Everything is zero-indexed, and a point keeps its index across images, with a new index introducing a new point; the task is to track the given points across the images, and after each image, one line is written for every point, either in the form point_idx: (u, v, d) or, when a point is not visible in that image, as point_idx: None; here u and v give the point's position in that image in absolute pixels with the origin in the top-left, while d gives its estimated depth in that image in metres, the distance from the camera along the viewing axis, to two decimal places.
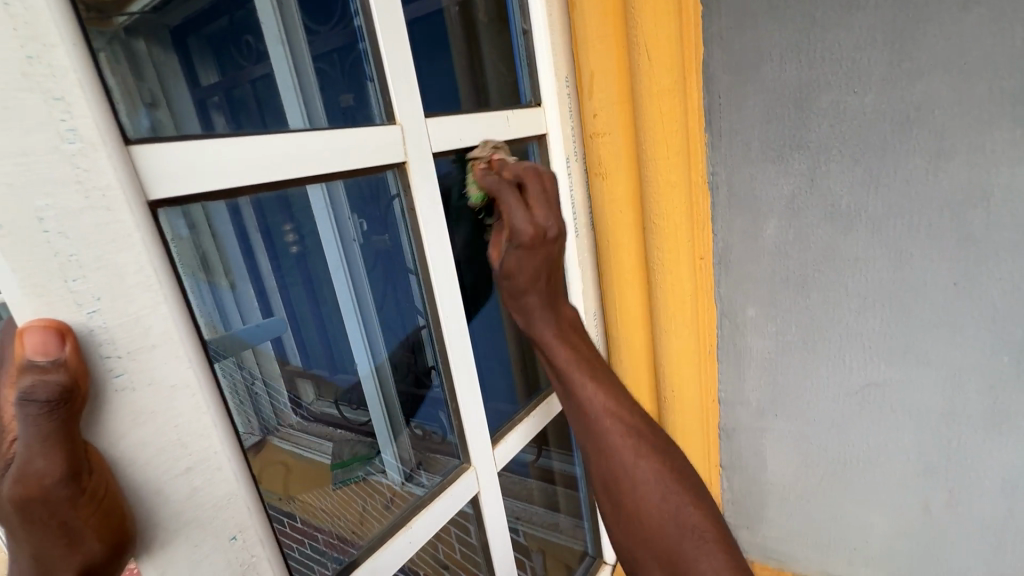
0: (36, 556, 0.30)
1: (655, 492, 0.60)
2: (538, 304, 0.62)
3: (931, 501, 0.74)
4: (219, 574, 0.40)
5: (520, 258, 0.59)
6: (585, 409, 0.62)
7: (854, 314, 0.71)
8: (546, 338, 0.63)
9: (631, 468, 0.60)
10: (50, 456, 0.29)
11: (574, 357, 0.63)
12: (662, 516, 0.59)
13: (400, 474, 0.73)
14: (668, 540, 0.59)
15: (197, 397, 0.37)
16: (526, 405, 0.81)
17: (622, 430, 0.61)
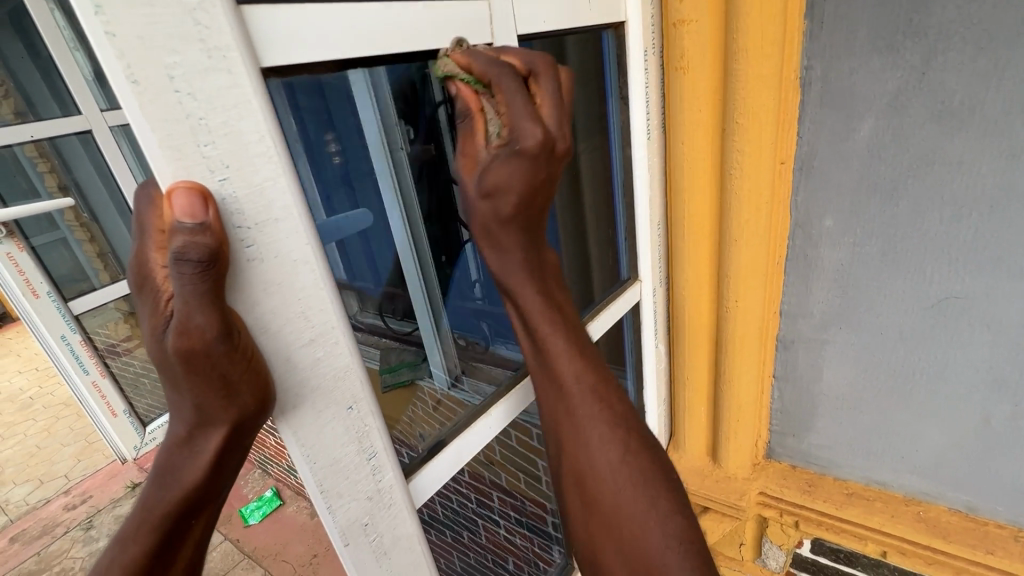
0: (199, 401, 0.33)
1: (638, 492, 0.49)
2: (516, 246, 0.52)
3: (993, 414, 0.75)
4: (339, 437, 0.43)
5: (508, 163, 0.46)
6: (569, 391, 0.53)
7: (944, 225, 0.68)
8: (518, 287, 0.53)
9: (602, 450, 0.51)
10: (207, 312, 0.30)
11: (557, 322, 0.54)
12: (642, 518, 0.48)
13: (445, 381, 0.73)
14: (644, 551, 0.47)
15: (315, 273, 0.39)
16: (591, 311, 0.82)
17: (609, 420, 0.52)
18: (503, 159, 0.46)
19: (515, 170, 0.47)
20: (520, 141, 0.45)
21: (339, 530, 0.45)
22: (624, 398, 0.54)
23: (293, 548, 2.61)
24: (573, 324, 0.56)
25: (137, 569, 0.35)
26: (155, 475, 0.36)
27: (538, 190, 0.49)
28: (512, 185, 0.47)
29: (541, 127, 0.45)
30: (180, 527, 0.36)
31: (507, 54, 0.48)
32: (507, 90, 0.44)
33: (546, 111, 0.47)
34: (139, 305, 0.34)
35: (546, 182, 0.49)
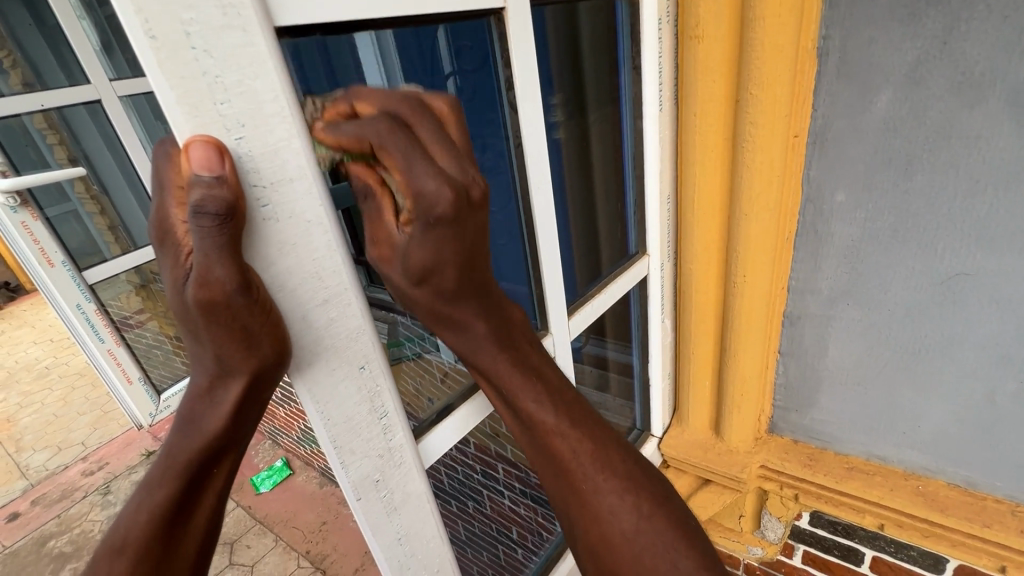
0: (220, 353, 0.35)
1: (662, 558, 0.45)
2: (475, 316, 0.46)
3: (997, 391, 0.75)
4: (352, 396, 0.44)
5: (422, 242, 0.39)
6: (565, 463, 0.49)
7: (958, 200, 0.67)
8: (484, 359, 0.49)
9: (618, 520, 0.47)
10: (227, 265, 0.31)
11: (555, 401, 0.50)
12: None
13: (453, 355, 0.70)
14: None
15: (328, 234, 0.39)
16: (595, 285, 0.84)
17: (619, 489, 0.48)
18: (421, 238, 0.39)
19: (441, 248, 0.40)
20: (427, 209, 0.37)
21: (352, 485, 0.47)
22: (627, 455, 0.51)
23: (303, 516, 2.68)
24: (555, 388, 0.51)
25: (163, 511, 0.37)
26: (178, 424, 0.38)
27: (471, 253, 0.42)
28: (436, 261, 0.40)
29: (447, 182, 0.37)
30: (202, 474, 0.38)
31: (360, 103, 0.38)
32: (400, 156, 0.36)
33: (442, 159, 0.38)
34: (160, 260, 0.35)
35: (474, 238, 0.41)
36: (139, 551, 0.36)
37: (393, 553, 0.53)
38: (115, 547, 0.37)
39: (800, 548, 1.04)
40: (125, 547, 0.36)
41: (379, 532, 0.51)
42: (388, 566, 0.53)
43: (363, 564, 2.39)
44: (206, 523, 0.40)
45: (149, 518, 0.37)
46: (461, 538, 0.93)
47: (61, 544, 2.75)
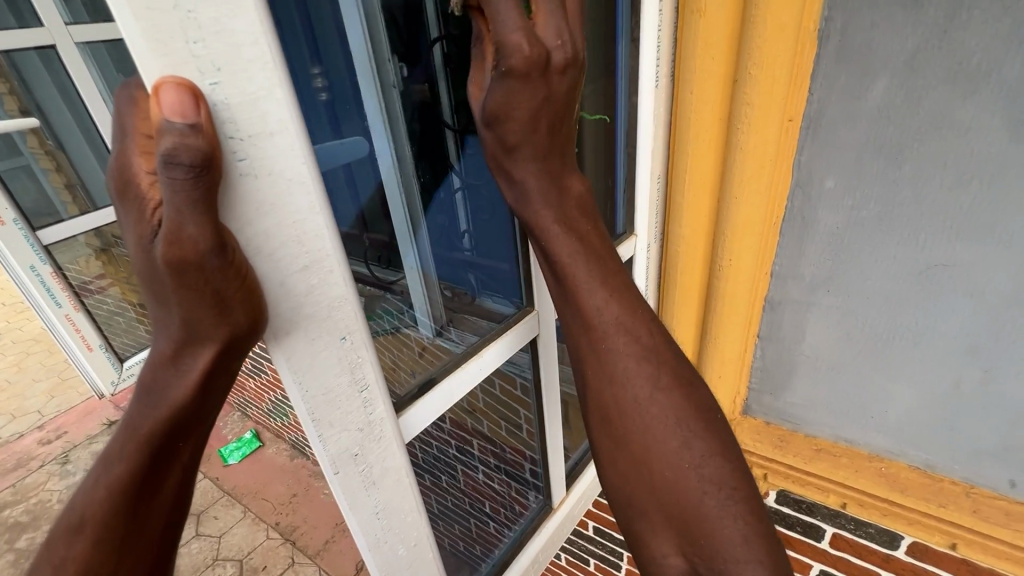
0: (187, 317, 0.32)
1: (672, 430, 0.46)
2: (534, 169, 0.48)
3: (963, 379, 0.77)
4: (332, 367, 0.42)
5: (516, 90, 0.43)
6: (592, 322, 0.48)
7: (944, 190, 0.68)
8: (536, 211, 0.49)
9: (639, 390, 0.47)
10: (200, 222, 0.29)
11: (597, 266, 0.49)
12: (677, 458, 0.45)
13: (431, 329, 0.72)
14: (680, 491, 0.44)
15: (312, 196, 0.36)
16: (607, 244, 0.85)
17: (636, 353, 0.48)
18: (496, 87, 0.43)
19: (521, 93, 0.43)
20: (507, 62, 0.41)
21: (330, 459, 0.45)
22: (655, 328, 0.49)
23: (273, 488, 2.66)
24: (600, 255, 0.50)
25: (124, 488, 0.34)
26: (142, 393, 0.35)
27: (558, 111, 0.46)
28: (518, 114, 0.45)
29: (527, 36, 0.40)
30: (168, 447, 0.35)
31: None
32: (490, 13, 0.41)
33: (543, 31, 0.43)
34: (121, 214, 0.31)
35: (547, 105, 0.45)
36: (101, 530, 0.34)
37: (369, 527, 0.51)
38: (73, 526, 0.34)
39: None
40: (82, 526, 0.34)
41: (356, 507, 0.49)
42: (364, 540, 0.52)
43: (333, 535, 2.39)
44: (171, 499, 0.38)
45: (106, 495, 0.34)
46: (443, 514, 0.93)
47: (18, 514, 2.67)
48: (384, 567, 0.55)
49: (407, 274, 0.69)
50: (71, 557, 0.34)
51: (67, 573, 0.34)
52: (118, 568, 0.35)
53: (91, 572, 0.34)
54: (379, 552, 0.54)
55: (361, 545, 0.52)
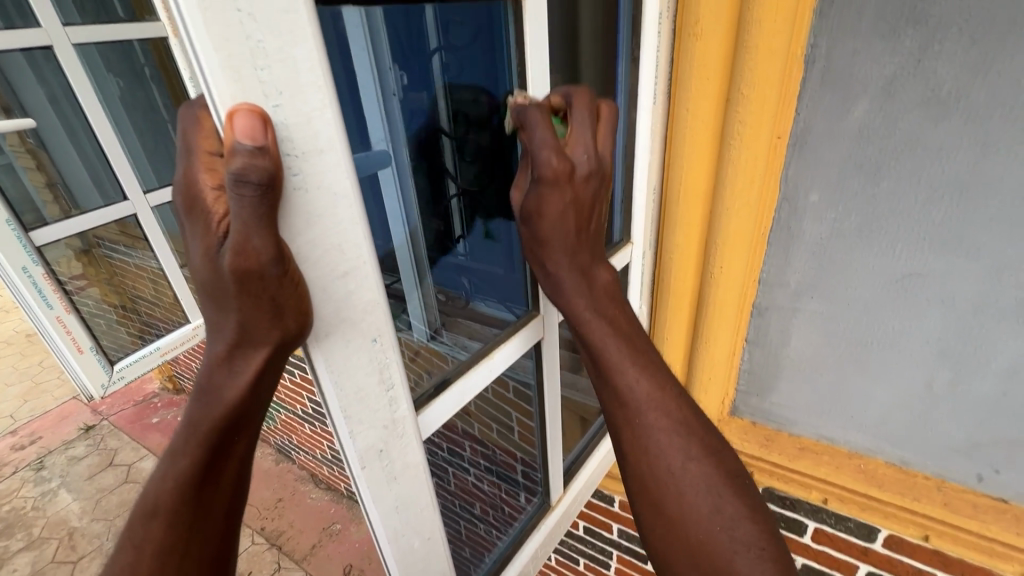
0: (244, 320, 0.35)
1: (710, 526, 0.53)
2: (568, 287, 0.61)
3: (935, 380, 0.83)
4: (363, 367, 0.45)
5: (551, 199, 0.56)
6: (627, 399, 0.58)
7: (918, 205, 0.74)
8: (570, 296, 0.60)
9: (678, 469, 0.55)
10: (264, 235, 0.31)
11: (635, 354, 0.59)
12: (707, 513, 0.53)
13: (425, 331, 0.73)
14: (713, 546, 0.52)
15: (353, 207, 0.39)
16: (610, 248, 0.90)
17: (669, 427, 0.56)
18: (536, 193, 0.56)
19: (550, 197, 0.56)
20: (539, 169, 0.55)
21: (358, 454, 0.48)
22: (681, 401, 0.58)
23: (258, 493, 2.64)
24: (631, 340, 0.60)
25: (189, 478, 0.39)
26: (199, 395, 0.39)
27: (582, 225, 0.60)
28: (547, 208, 0.57)
29: (555, 154, 0.54)
30: (224, 442, 0.39)
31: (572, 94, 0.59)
32: (530, 123, 0.55)
33: (575, 151, 0.57)
34: (186, 226, 0.34)
35: (587, 198, 0.58)
36: (168, 515, 0.39)
37: (389, 520, 0.54)
38: (146, 512, 0.39)
39: None
40: (154, 513, 0.39)
41: (378, 500, 0.52)
42: (385, 532, 0.54)
43: (321, 540, 2.38)
44: (233, 488, 0.42)
45: (175, 484, 0.39)
46: (453, 512, 0.96)
47: None
48: (402, 558, 0.58)
49: (403, 277, 0.70)
50: (148, 538, 0.39)
51: (145, 551, 0.39)
52: (189, 547, 0.40)
53: (165, 551, 0.39)
54: (397, 544, 0.56)
55: (381, 536, 0.54)
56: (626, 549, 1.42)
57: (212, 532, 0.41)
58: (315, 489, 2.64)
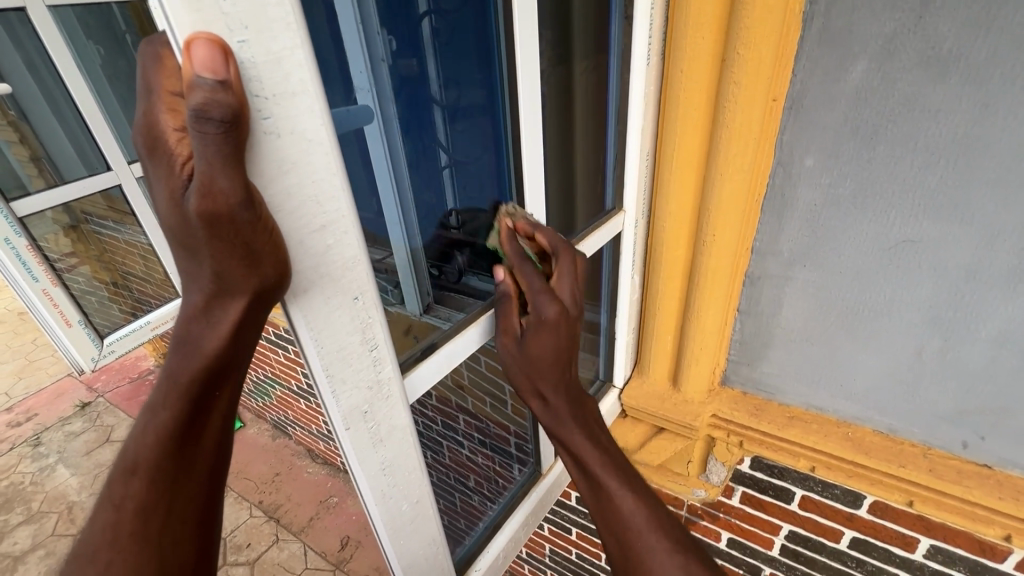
0: (218, 270, 0.34)
1: (649, 535, 0.59)
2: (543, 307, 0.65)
3: (924, 348, 0.83)
4: (345, 325, 0.44)
5: (543, 336, 0.65)
6: (556, 406, 0.67)
7: (913, 170, 0.72)
8: (534, 305, 0.66)
9: (601, 473, 0.63)
10: (232, 177, 0.30)
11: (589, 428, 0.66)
12: (625, 513, 0.61)
13: (419, 307, 0.70)
14: (619, 525, 0.61)
15: (328, 156, 0.38)
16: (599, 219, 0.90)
17: (597, 456, 0.64)
18: (535, 336, 0.64)
19: (547, 339, 0.65)
20: (542, 315, 0.64)
21: (342, 414, 0.47)
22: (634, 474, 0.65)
23: (256, 467, 2.66)
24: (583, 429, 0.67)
25: (170, 433, 0.39)
26: (177, 348, 0.38)
27: (563, 349, 0.67)
28: (543, 350, 0.65)
29: (557, 311, 0.64)
30: (205, 396, 0.40)
31: (539, 234, 0.70)
32: (516, 262, 0.67)
33: (562, 291, 0.67)
34: (149, 171, 0.32)
35: (564, 345, 0.67)
36: (151, 470, 0.39)
37: (376, 481, 0.54)
38: (127, 468, 0.39)
39: (739, 489, 1.15)
40: (136, 468, 0.39)
41: (365, 461, 0.52)
42: (371, 493, 0.54)
43: (318, 512, 2.42)
44: (213, 443, 0.43)
45: (155, 440, 0.39)
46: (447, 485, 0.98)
47: None
48: (390, 521, 0.58)
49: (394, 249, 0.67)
50: (129, 495, 0.39)
51: (127, 508, 0.39)
52: (172, 503, 0.40)
53: (146, 509, 0.39)
54: (384, 505, 0.56)
55: (368, 497, 0.54)
56: None
57: (194, 490, 0.42)
58: (312, 463, 2.67)
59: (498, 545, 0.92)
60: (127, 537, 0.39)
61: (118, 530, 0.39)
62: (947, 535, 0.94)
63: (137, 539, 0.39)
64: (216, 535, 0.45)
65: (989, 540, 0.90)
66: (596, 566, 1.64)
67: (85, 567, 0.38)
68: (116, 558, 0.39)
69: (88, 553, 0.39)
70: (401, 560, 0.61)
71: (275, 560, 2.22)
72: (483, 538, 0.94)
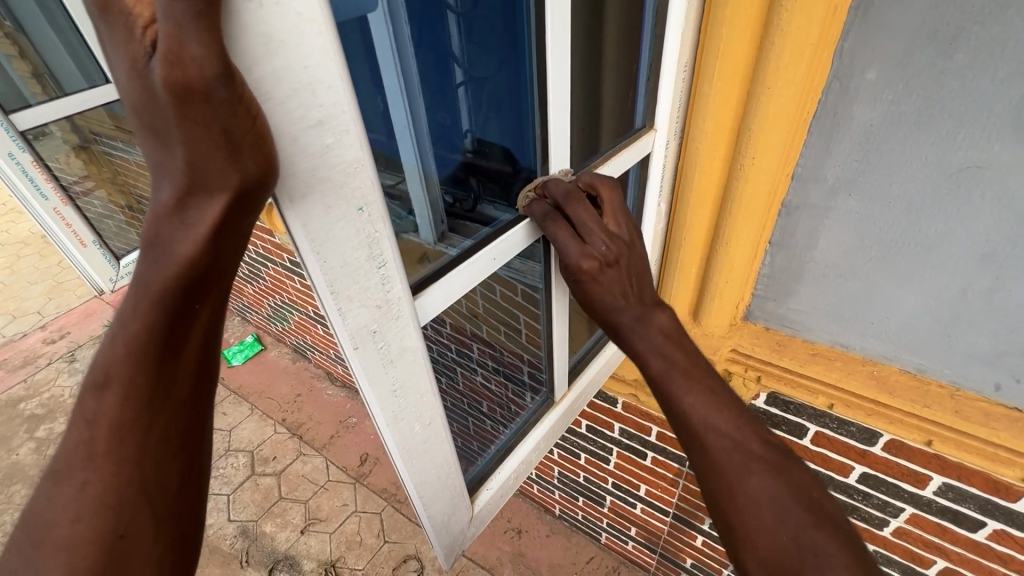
0: (194, 160, 0.30)
1: (766, 505, 0.55)
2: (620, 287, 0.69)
3: (971, 286, 0.78)
4: (350, 240, 0.40)
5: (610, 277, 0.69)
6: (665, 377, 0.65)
7: (996, 82, 0.63)
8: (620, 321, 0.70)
9: (714, 444, 0.59)
10: (205, 44, 0.25)
11: (687, 378, 0.64)
12: (736, 469, 0.57)
13: (434, 235, 0.65)
14: (735, 491, 0.57)
15: (324, 36, 0.32)
16: (621, 144, 0.83)
17: (710, 415, 0.61)
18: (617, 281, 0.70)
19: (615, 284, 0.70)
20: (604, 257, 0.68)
21: (349, 334, 0.45)
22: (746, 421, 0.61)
23: (278, 387, 2.78)
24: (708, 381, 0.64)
25: (142, 345, 0.38)
26: (148, 251, 0.36)
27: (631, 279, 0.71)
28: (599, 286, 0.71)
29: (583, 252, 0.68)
30: (185, 308, 0.38)
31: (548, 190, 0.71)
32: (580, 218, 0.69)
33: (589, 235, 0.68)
34: (103, 38, 0.27)
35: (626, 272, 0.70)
36: (124, 387, 0.39)
37: (387, 403, 0.53)
38: (100, 385, 0.40)
39: None
40: (108, 385, 0.40)
41: (375, 383, 0.50)
42: (382, 415, 0.53)
43: (338, 431, 2.53)
44: (193, 358, 0.43)
45: (126, 351, 0.39)
46: (460, 411, 0.98)
47: (33, 407, 2.76)
48: (402, 443, 0.58)
49: (408, 176, 0.61)
50: (103, 410, 0.40)
51: (101, 424, 0.40)
52: (152, 422, 0.41)
53: (122, 425, 0.40)
54: (396, 428, 0.56)
55: (380, 420, 0.53)
56: (626, 446, 1.49)
57: (172, 408, 0.42)
58: (331, 385, 2.77)
59: (509, 469, 0.93)
60: (102, 455, 0.40)
61: (93, 447, 0.40)
62: (962, 475, 0.93)
63: (113, 458, 0.40)
64: (203, 450, 0.47)
65: (1005, 481, 0.88)
66: (603, 488, 1.71)
67: (60, 483, 0.40)
68: (92, 477, 0.40)
69: (63, 471, 0.40)
70: (413, 480, 0.62)
71: (300, 472, 2.36)
72: (495, 462, 0.95)
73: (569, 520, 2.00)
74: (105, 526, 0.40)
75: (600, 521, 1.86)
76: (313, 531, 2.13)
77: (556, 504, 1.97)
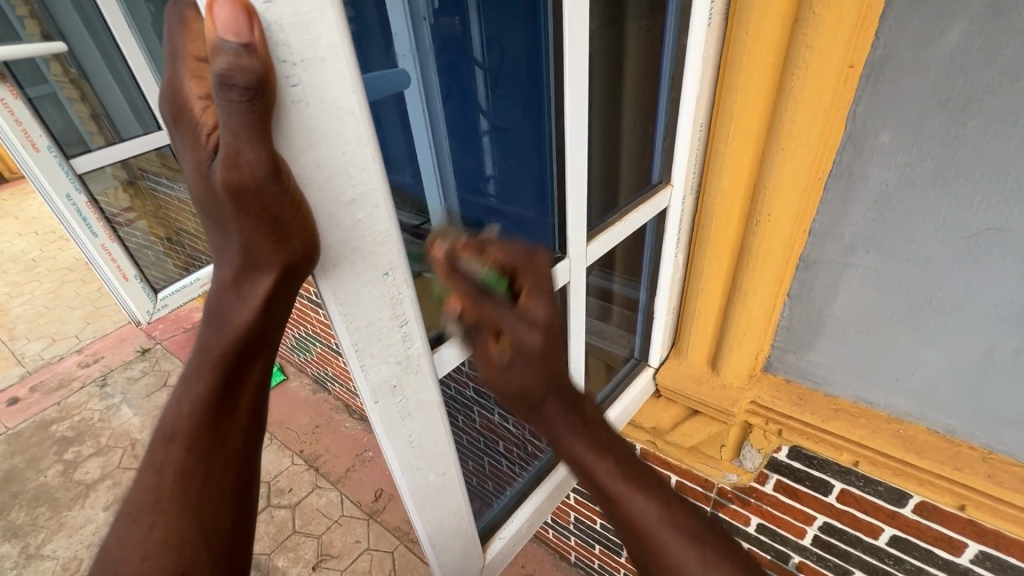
0: (247, 245, 0.33)
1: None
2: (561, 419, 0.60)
3: (998, 347, 0.76)
4: (375, 301, 0.43)
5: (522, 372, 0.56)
6: (600, 479, 0.59)
7: (1011, 150, 0.64)
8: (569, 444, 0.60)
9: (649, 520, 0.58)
10: (258, 149, 0.28)
11: (623, 472, 0.60)
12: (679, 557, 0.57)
13: None
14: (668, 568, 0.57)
15: (360, 126, 0.36)
16: (637, 199, 0.86)
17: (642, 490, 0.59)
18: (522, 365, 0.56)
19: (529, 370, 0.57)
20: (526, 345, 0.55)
21: (371, 388, 0.47)
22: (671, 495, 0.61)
23: (297, 418, 2.81)
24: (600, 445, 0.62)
25: (204, 402, 0.42)
26: (209, 321, 0.40)
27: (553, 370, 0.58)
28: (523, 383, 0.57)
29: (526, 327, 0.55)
30: (238, 366, 0.42)
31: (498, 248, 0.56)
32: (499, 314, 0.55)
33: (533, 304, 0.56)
34: (176, 140, 0.32)
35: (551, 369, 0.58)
36: (187, 439, 0.42)
37: (404, 454, 0.54)
38: (166, 436, 0.43)
39: (774, 477, 1.12)
40: (173, 437, 0.43)
41: (392, 435, 0.52)
42: (399, 464, 0.55)
43: (354, 465, 2.53)
44: (246, 414, 0.46)
45: (191, 409, 0.42)
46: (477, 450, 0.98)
47: (64, 429, 2.85)
48: (417, 491, 0.59)
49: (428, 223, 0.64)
50: (168, 461, 0.42)
51: (167, 472, 0.42)
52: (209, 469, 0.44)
53: (183, 473, 0.43)
54: (411, 477, 0.57)
55: (395, 468, 0.55)
56: None
57: (228, 458, 0.45)
58: (349, 419, 2.79)
59: (523, 517, 0.92)
60: (168, 499, 0.42)
61: (159, 493, 0.42)
62: (1000, 544, 0.88)
63: (176, 502, 0.42)
64: (253, 497, 0.49)
65: None
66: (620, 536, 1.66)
67: (131, 524, 0.42)
68: (159, 519, 0.42)
69: (132, 512, 0.42)
70: (427, 529, 0.63)
71: (315, 506, 2.36)
72: (509, 508, 0.95)
73: (584, 568, 1.94)
74: (170, 565, 0.41)
75: (617, 571, 1.80)
76: (324, 568, 2.11)
77: (572, 550, 1.92)
